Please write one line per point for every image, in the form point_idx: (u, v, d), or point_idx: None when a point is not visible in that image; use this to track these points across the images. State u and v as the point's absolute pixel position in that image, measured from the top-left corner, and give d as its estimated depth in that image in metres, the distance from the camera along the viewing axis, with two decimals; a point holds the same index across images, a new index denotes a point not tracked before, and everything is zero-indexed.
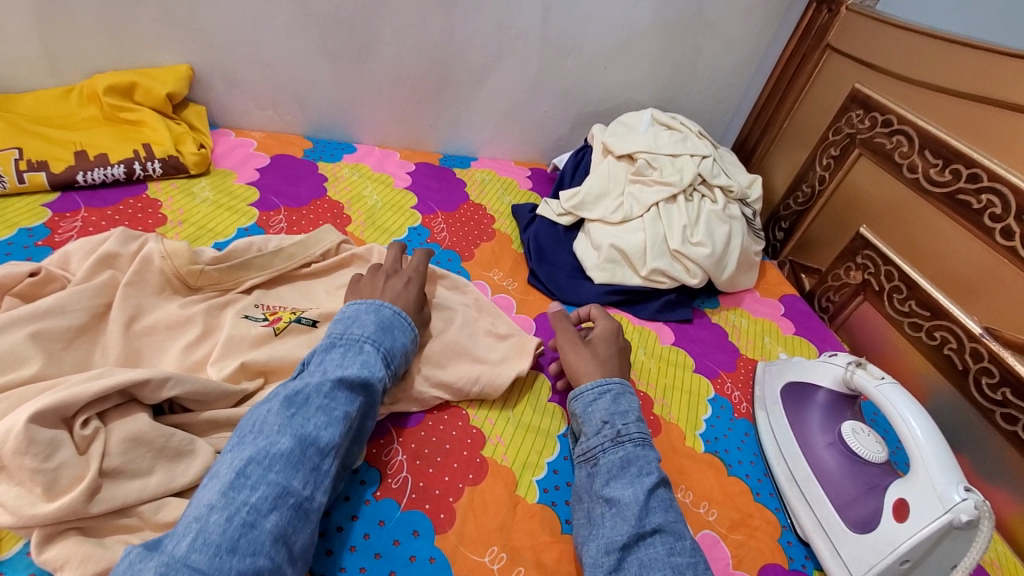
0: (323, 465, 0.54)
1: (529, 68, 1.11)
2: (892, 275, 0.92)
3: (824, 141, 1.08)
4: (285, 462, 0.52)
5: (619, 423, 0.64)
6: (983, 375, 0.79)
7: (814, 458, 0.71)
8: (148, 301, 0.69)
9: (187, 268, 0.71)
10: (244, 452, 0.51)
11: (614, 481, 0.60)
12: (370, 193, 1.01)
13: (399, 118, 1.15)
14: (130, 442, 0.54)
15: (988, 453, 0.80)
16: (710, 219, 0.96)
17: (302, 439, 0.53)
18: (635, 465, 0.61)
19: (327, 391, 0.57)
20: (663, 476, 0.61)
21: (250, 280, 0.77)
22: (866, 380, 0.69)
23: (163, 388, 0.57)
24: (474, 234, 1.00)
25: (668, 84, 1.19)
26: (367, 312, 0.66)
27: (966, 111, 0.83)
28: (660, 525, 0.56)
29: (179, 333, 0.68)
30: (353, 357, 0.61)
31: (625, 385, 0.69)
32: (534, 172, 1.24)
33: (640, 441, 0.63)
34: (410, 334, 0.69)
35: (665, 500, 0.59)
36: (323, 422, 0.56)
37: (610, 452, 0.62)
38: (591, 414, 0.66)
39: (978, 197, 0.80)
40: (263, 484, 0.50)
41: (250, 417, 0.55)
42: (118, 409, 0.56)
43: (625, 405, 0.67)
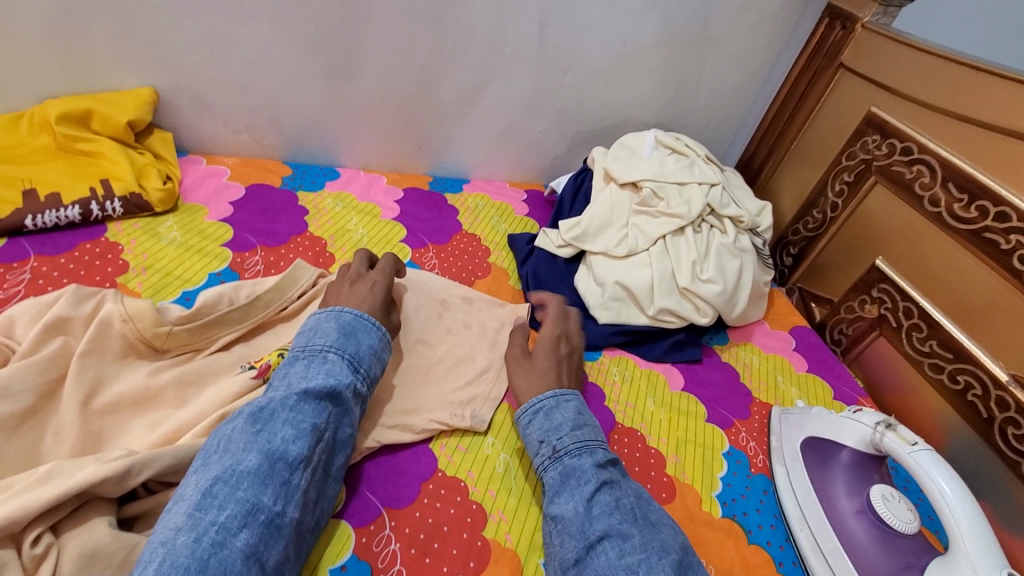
0: (295, 478, 0.51)
1: (525, 86, 1.04)
2: (911, 312, 0.88)
3: (836, 165, 1.02)
4: (253, 478, 0.48)
5: (553, 439, 0.63)
6: (1010, 425, 0.75)
7: (842, 529, 0.66)
8: (109, 371, 0.61)
9: (152, 331, 0.64)
10: (210, 472, 0.48)
11: (558, 498, 0.59)
12: (355, 226, 0.94)
13: (386, 140, 1.07)
14: (85, 559, 0.46)
15: (1014, 505, 0.76)
16: (720, 253, 0.90)
17: (270, 454, 0.50)
18: (574, 477, 0.60)
19: (293, 402, 0.54)
20: (605, 479, 0.59)
21: (223, 337, 0.69)
22: (897, 444, 0.64)
23: (129, 478, 0.50)
24: (468, 270, 0.93)
25: (670, 102, 1.13)
26: (327, 321, 0.64)
27: (994, 145, 0.78)
28: (606, 529, 0.55)
29: (144, 407, 0.61)
30: (319, 366, 0.58)
31: (559, 396, 0.68)
32: (531, 194, 1.17)
33: (576, 451, 0.62)
34: (376, 334, 0.66)
35: (609, 501, 0.57)
36: (291, 435, 0.52)
37: (550, 469, 0.62)
38: (530, 435, 0.66)
39: (1007, 236, 0.75)
40: (231, 503, 0.46)
41: (213, 439, 0.52)
42: (78, 513, 0.49)
43: (559, 419, 0.65)
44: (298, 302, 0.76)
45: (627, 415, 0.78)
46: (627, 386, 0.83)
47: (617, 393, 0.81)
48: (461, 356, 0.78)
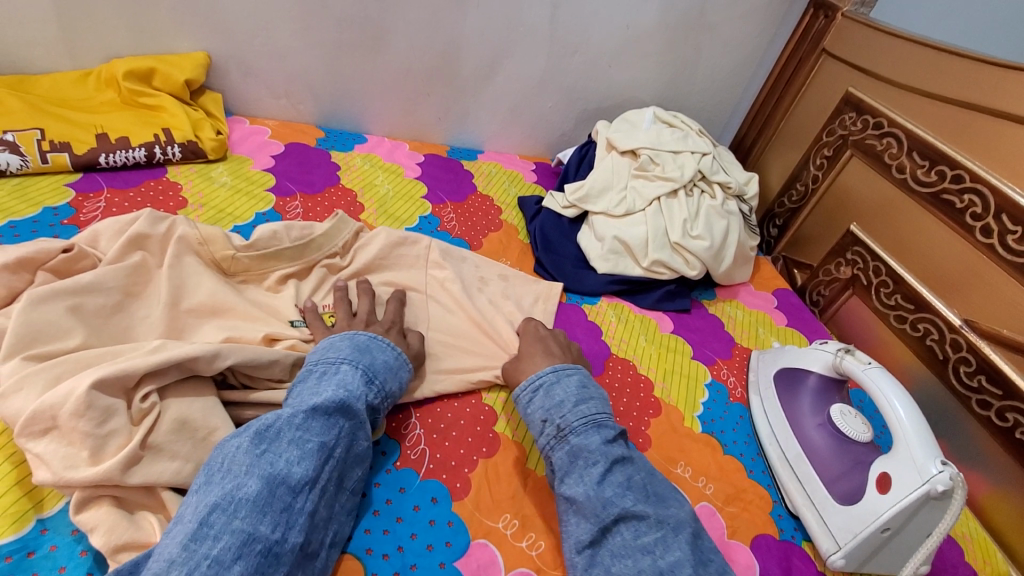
0: (297, 502, 0.51)
1: (536, 64, 1.15)
2: (880, 270, 0.97)
3: (818, 142, 1.12)
4: (252, 506, 0.48)
5: (557, 418, 0.64)
6: (961, 363, 0.84)
7: (804, 437, 0.76)
8: (188, 279, 0.71)
9: (222, 253, 0.74)
10: (209, 496, 0.48)
11: (567, 479, 0.61)
12: (381, 182, 1.04)
13: (409, 110, 1.18)
14: (178, 424, 0.57)
15: (963, 438, 0.85)
16: (709, 214, 1.00)
17: (271, 479, 0.50)
18: (581, 457, 0.61)
19: (301, 421, 0.55)
20: (615, 457, 0.61)
21: (277, 271, 0.78)
22: (854, 365, 0.74)
23: (216, 360, 0.60)
24: (482, 224, 1.03)
25: (669, 84, 1.23)
26: (341, 340, 0.66)
27: (952, 117, 0.88)
28: (622, 511, 0.57)
29: (216, 315, 0.70)
30: (328, 382, 0.60)
31: (559, 370, 0.69)
32: (539, 166, 1.27)
33: (582, 430, 0.63)
34: (391, 351, 0.68)
35: (621, 481, 0.59)
36: (295, 456, 0.53)
37: (557, 450, 0.63)
38: (532, 415, 0.67)
39: (961, 197, 0.85)
40: (226, 533, 0.46)
41: (216, 455, 0.52)
42: (176, 386, 0.59)
43: (560, 397, 0.66)
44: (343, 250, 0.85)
45: (622, 348, 0.89)
46: (622, 325, 0.93)
47: (613, 330, 0.91)
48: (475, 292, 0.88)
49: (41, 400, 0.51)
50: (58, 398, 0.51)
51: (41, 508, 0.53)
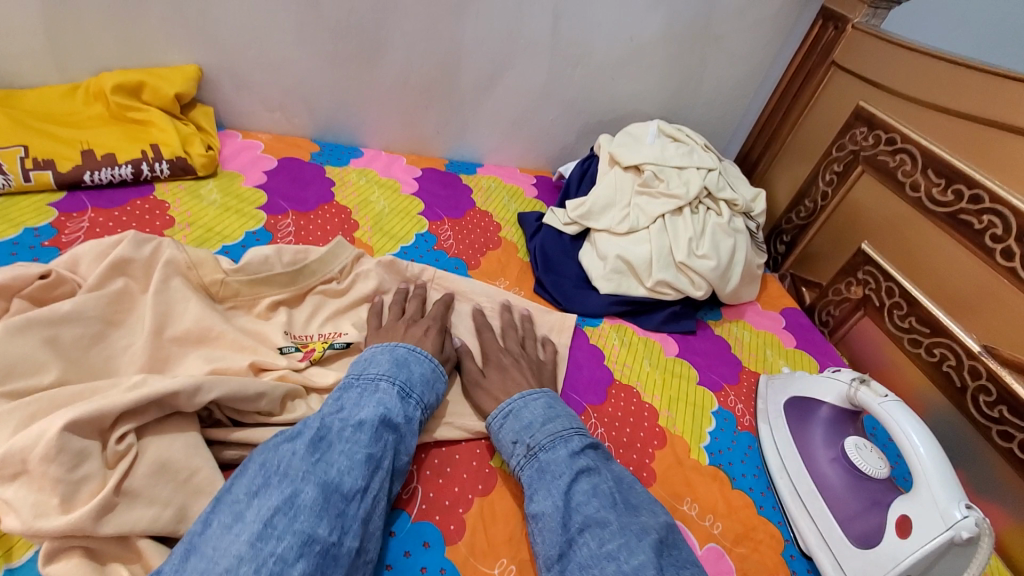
0: (351, 508, 0.52)
1: (537, 76, 1.12)
2: (893, 292, 0.94)
3: (827, 157, 1.09)
4: (310, 510, 0.50)
5: (526, 437, 0.64)
6: (981, 392, 0.81)
7: (817, 473, 0.72)
8: (176, 305, 0.67)
9: (211, 277, 0.71)
10: (270, 499, 0.50)
11: (535, 495, 0.60)
12: (377, 198, 1.01)
13: (406, 122, 1.15)
14: (158, 466, 0.52)
15: (984, 470, 0.81)
16: (715, 232, 0.97)
17: (326, 485, 0.52)
18: (548, 472, 0.61)
19: (350, 432, 0.57)
20: (581, 467, 0.61)
21: (267, 297, 0.74)
22: (869, 396, 0.70)
23: (198, 394, 0.55)
24: (480, 242, 1.00)
25: (674, 96, 1.20)
26: (382, 352, 0.67)
27: (969, 133, 0.85)
28: (586, 520, 0.57)
29: (203, 344, 0.66)
30: (373, 395, 0.62)
31: (526, 395, 0.68)
32: (540, 180, 1.24)
33: (549, 446, 0.63)
34: (429, 364, 0.69)
35: (586, 490, 0.59)
36: (346, 465, 0.54)
37: (526, 467, 0.62)
38: (502, 439, 0.66)
39: (980, 217, 0.82)
40: (289, 533, 0.48)
41: (271, 459, 0.54)
42: (156, 423, 0.55)
43: (528, 418, 0.66)
44: (338, 277, 0.80)
45: (625, 374, 0.85)
46: (625, 349, 0.89)
47: (615, 355, 0.88)
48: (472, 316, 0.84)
49: (9, 442, 0.47)
50: (28, 440, 0.47)
51: (8, 557, 0.49)
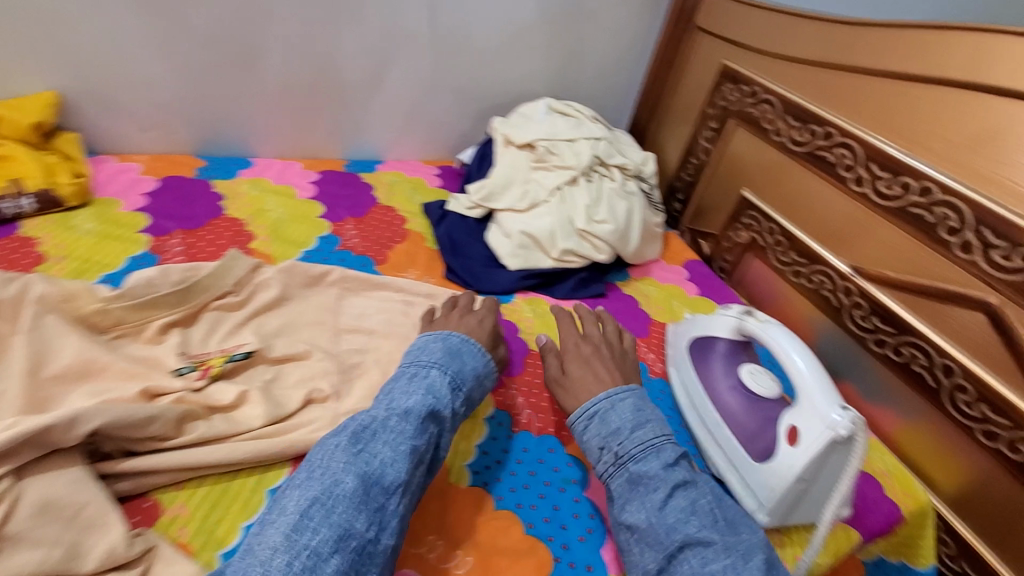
0: (389, 503, 0.54)
1: (424, 67, 1.13)
2: (774, 231, 1.02)
3: (704, 115, 1.16)
4: (348, 503, 0.52)
5: (615, 444, 0.64)
6: (855, 308, 0.90)
7: (718, 402, 0.78)
8: (54, 342, 0.63)
9: (90, 308, 0.68)
10: (310, 491, 0.53)
11: (628, 506, 0.60)
12: (272, 207, 0.98)
13: (297, 127, 1.12)
14: (41, 507, 0.49)
15: (870, 378, 0.90)
16: (610, 197, 1.02)
17: (366, 478, 0.54)
18: (642, 484, 0.60)
19: (395, 423, 0.59)
20: (677, 481, 0.60)
21: (158, 320, 0.71)
22: (755, 325, 0.77)
23: (75, 427, 0.53)
24: (386, 237, 0.99)
25: (561, 73, 1.24)
26: (434, 341, 0.70)
27: (817, 78, 0.94)
28: (686, 537, 0.56)
29: (87, 378, 0.62)
30: (419, 384, 0.63)
31: (612, 396, 0.68)
32: (443, 169, 1.24)
33: (641, 456, 0.62)
34: (480, 358, 0.70)
35: (684, 506, 0.58)
36: (388, 457, 0.56)
37: (616, 476, 0.62)
38: (588, 442, 0.66)
39: (833, 151, 0.91)
40: (325, 527, 0.50)
41: (317, 453, 0.57)
42: (36, 462, 0.52)
43: (616, 423, 0.65)
44: (234, 289, 0.78)
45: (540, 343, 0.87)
46: (539, 320, 0.91)
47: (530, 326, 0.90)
48: (382, 310, 0.83)
49: None
50: None
51: None
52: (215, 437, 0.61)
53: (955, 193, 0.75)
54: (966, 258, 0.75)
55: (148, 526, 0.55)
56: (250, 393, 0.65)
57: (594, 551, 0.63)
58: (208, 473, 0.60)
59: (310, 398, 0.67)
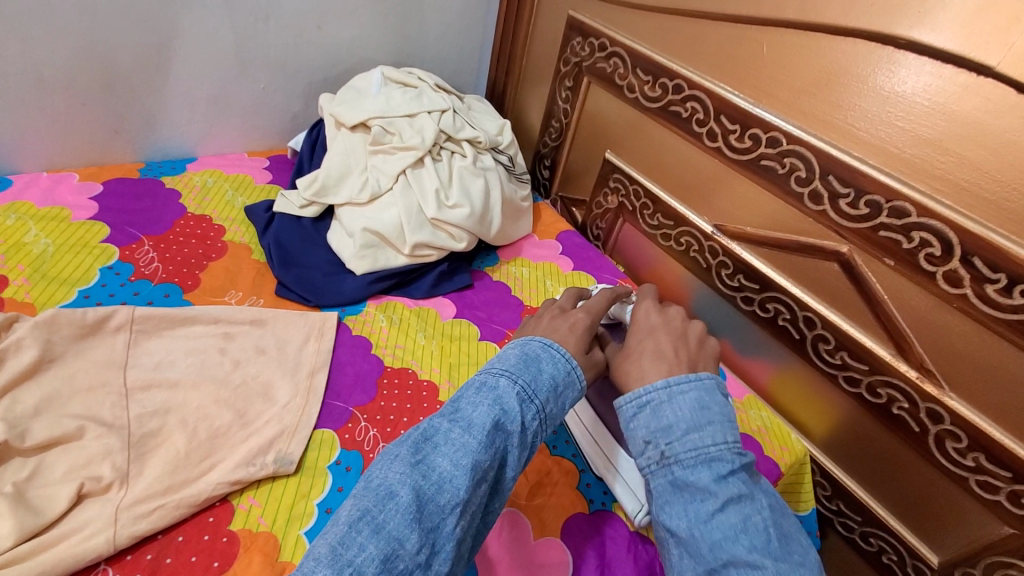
0: (446, 525, 0.44)
1: (223, 39, 0.93)
2: (639, 193, 0.97)
3: (558, 73, 1.07)
4: (400, 518, 0.43)
5: (663, 442, 0.53)
6: (722, 268, 0.87)
7: (594, 394, 0.71)
8: None
9: None
10: (362, 503, 0.44)
11: (667, 508, 0.50)
12: (35, 237, 0.77)
13: (68, 128, 0.90)
14: None
15: (746, 335, 0.89)
16: (463, 176, 0.90)
17: (423, 492, 0.44)
18: (688, 489, 0.50)
19: (459, 433, 0.48)
20: (730, 495, 0.48)
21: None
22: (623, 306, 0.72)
23: None
24: (198, 255, 0.82)
25: (398, 37, 1.08)
26: (512, 347, 0.59)
27: (660, 26, 0.87)
28: (731, 558, 0.46)
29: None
30: (489, 391, 0.52)
31: (672, 386, 0.56)
32: (273, 160, 1.06)
33: (690, 461, 0.51)
34: (563, 365, 0.58)
35: (734, 525, 0.47)
36: (448, 472, 0.46)
37: (659, 476, 0.52)
38: (635, 431, 0.55)
39: (685, 105, 0.85)
40: (372, 543, 0.41)
41: (376, 466, 0.47)
42: None
43: (669, 418, 0.54)
44: None
45: (397, 357, 0.76)
46: (396, 329, 0.80)
47: (384, 338, 0.78)
48: (192, 351, 0.68)
49: None
50: None
51: None
52: None
53: (801, 142, 0.72)
54: (816, 209, 0.73)
55: None
56: None
57: None
58: None
59: (82, 491, 0.53)
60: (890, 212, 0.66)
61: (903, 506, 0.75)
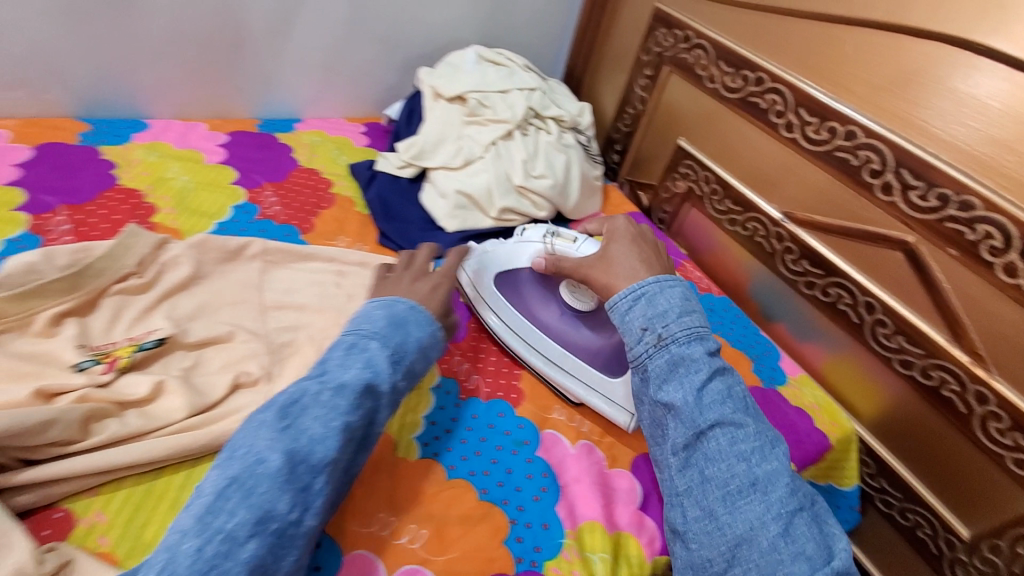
0: (316, 483, 0.49)
1: (338, 11, 1.02)
2: (710, 179, 1.03)
3: (638, 62, 1.14)
4: (271, 482, 0.47)
5: (660, 326, 0.63)
6: (787, 253, 0.93)
7: (551, 333, 0.77)
8: None
9: None
10: (227, 472, 0.48)
11: (665, 385, 0.62)
12: (176, 174, 0.87)
13: (199, 83, 1.00)
14: None
15: (801, 318, 0.95)
16: (548, 151, 0.98)
17: (294, 454, 0.49)
18: (683, 366, 0.61)
19: (328, 398, 0.53)
20: (716, 368, 0.62)
21: (45, 310, 0.62)
22: (566, 245, 0.76)
23: None
24: (311, 203, 0.91)
25: (489, 19, 1.16)
26: (380, 308, 0.62)
27: (747, 22, 0.93)
28: (718, 418, 0.59)
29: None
30: (354, 358, 0.57)
31: (662, 280, 0.66)
32: (369, 127, 1.16)
33: (684, 340, 0.62)
34: (428, 326, 0.63)
35: (720, 392, 0.61)
36: (318, 434, 0.51)
37: (656, 357, 0.63)
38: (630, 321, 0.65)
39: (765, 97, 0.91)
40: (242, 509, 0.46)
41: (241, 432, 0.51)
42: None
43: (664, 306, 0.64)
44: (138, 270, 0.69)
45: None
46: None
47: None
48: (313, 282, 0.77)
49: None
50: None
51: None
52: (130, 436, 0.56)
53: (878, 136, 0.77)
54: (886, 199, 0.78)
55: (61, 540, 0.50)
56: (167, 384, 0.59)
57: (549, 509, 0.63)
58: (126, 474, 0.55)
59: (238, 382, 0.63)
60: (957, 205, 0.71)
61: (940, 482, 0.81)
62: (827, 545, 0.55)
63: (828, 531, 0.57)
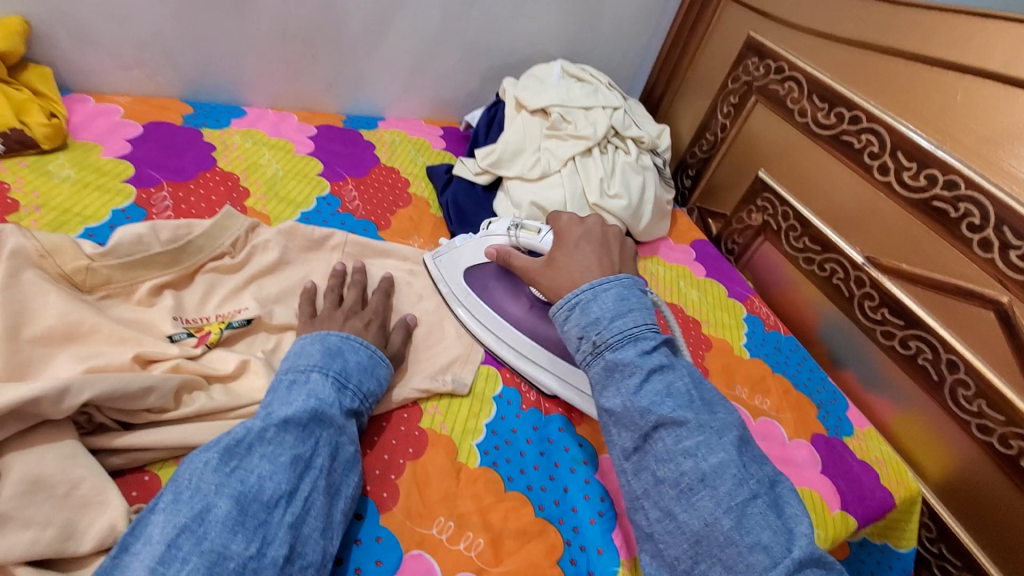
0: (273, 517, 0.47)
1: (432, 18, 1.05)
2: (788, 215, 1.00)
3: (723, 89, 1.13)
4: (223, 525, 0.45)
5: (592, 334, 0.59)
6: (866, 299, 0.89)
7: (522, 325, 0.77)
8: (32, 300, 0.56)
9: (73, 265, 0.61)
10: (178, 518, 0.44)
11: (605, 391, 0.57)
12: (268, 161, 0.91)
13: (294, 76, 1.05)
14: (28, 485, 0.46)
15: (871, 369, 0.91)
16: (625, 171, 0.98)
17: (242, 497, 0.46)
18: (619, 370, 0.57)
19: (273, 433, 0.51)
20: (654, 366, 0.56)
21: (148, 280, 0.65)
22: (529, 237, 0.75)
23: (67, 398, 0.49)
24: (390, 201, 0.94)
25: (575, 35, 1.17)
26: (313, 343, 0.62)
27: (848, 59, 0.90)
28: (660, 417, 0.53)
29: (72, 340, 0.57)
30: (300, 389, 0.56)
31: (596, 287, 0.62)
32: (446, 131, 1.18)
33: (618, 345, 0.58)
34: (364, 351, 0.63)
35: (661, 388, 0.55)
36: (267, 471, 0.49)
37: (593, 365, 0.59)
38: (568, 333, 0.62)
39: (859, 137, 0.88)
40: (195, 555, 0.43)
41: (182, 470, 0.48)
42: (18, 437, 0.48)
43: (596, 313, 0.60)
44: (231, 250, 0.73)
45: None
46: None
47: None
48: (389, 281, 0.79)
49: None
50: None
51: None
52: (217, 409, 0.58)
53: (980, 188, 0.73)
54: (983, 256, 0.74)
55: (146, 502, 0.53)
56: (251, 363, 0.62)
57: (605, 534, 0.62)
58: None
59: None
60: None
61: (1007, 555, 0.76)
62: (786, 531, 0.49)
63: (789, 515, 0.50)
